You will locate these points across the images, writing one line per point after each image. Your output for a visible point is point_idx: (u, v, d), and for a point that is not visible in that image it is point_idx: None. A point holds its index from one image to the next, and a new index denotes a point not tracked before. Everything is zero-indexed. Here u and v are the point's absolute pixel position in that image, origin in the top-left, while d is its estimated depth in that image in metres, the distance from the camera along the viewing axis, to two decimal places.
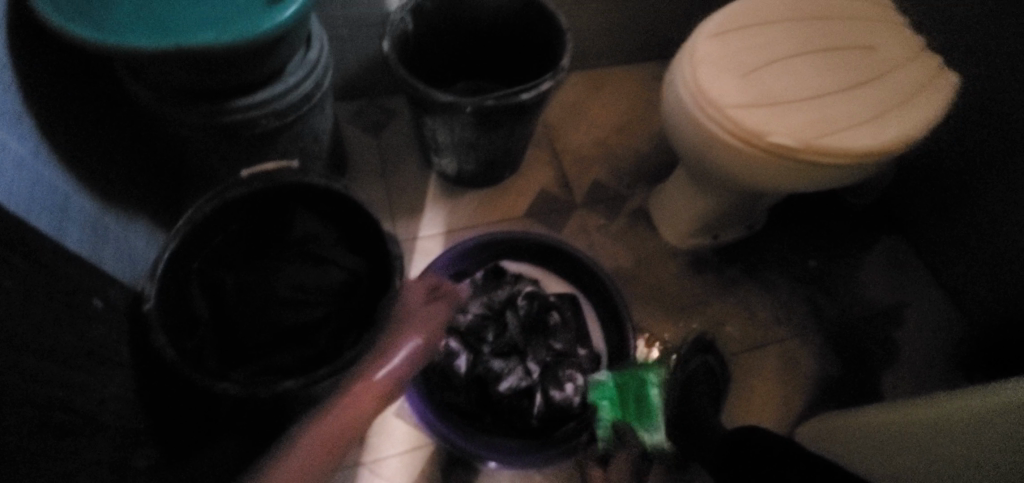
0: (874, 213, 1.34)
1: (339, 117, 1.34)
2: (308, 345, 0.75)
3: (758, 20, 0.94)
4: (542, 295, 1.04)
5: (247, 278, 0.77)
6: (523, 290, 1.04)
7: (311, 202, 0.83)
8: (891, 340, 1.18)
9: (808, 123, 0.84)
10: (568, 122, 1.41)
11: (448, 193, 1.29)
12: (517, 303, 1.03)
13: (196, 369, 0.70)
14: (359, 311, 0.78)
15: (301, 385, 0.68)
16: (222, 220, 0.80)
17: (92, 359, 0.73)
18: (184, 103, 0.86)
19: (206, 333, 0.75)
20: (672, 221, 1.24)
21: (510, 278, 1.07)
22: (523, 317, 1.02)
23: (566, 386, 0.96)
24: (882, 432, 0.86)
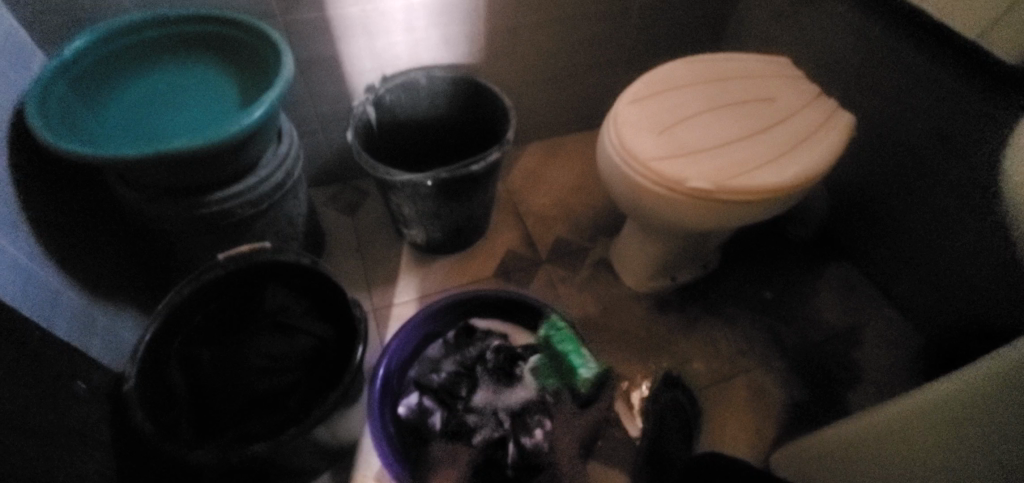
0: (820, 243, 1.43)
1: (317, 201, 1.45)
2: (280, 410, 0.81)
3: (669, 87, 1.09)
4: (508, 347, 1.11)
5: (223, 353, 0.84)
6: (492, 344, 1.11)
7: (283, 278, 0.92)
8: (852, 361, 1.23)
9: (720, 168, 0.96)
10: (529, 187, 1.53)
11: (420, 261, 1.37)
12: (487, 357, 1.09)
13: (171, 441, 0.75)
14: (327, 373, 0.84)
15: (270, 447, 0.73)
16: (199, 301, 0.88)
17: (81, 441, 0.76)
18: (167, 201, 0.96)
19: (184, 407, 0.81)
20: (631, 267, 1.32)
21: (480, 334, 1.14)
22: (492, 370, 1.08)
23: (535, 432, 1.01)
24: (842, 447, 0.89)
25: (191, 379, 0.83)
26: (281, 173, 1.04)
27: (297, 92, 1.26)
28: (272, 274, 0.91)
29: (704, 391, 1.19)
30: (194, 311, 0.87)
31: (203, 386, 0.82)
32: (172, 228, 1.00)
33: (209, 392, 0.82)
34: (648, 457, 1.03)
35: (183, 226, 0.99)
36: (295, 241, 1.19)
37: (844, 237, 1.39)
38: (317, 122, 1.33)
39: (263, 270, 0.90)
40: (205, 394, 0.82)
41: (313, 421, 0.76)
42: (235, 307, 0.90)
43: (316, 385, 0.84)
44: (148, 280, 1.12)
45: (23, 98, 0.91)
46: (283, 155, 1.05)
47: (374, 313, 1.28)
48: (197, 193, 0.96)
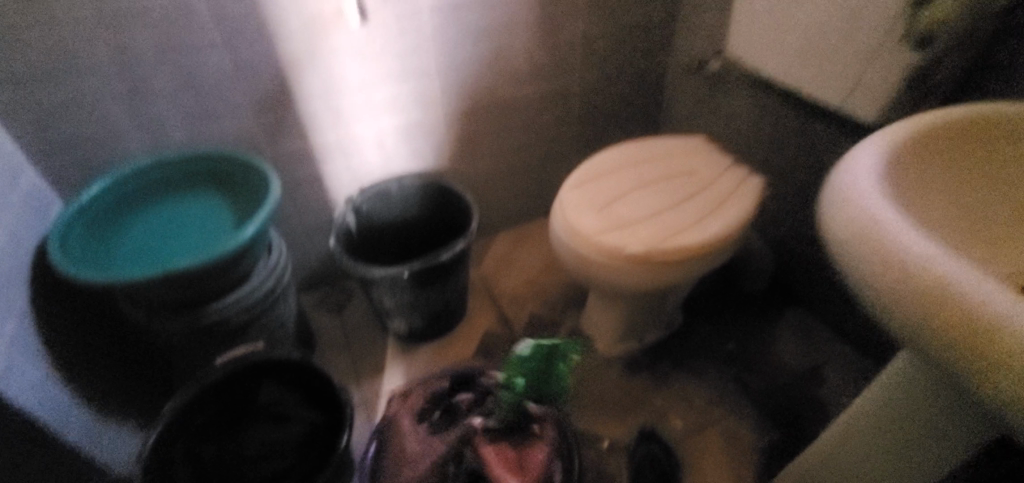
0: (771, 293, 1.55)
1: (307, 305, 1.57)
2: None
3: (604, 170, 1.27)
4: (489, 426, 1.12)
5: (221, 446, 0.96)
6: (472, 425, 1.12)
7: (278, 374, 1.01)
8: (817, 399, 1.31)
9: (652, 234, 1.11)
10: (502, 272, 1.67)
11: (405, 350, 1.47)
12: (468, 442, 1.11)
13: None
14: (321, 456, 0.93)
15: None
16: (200, 404, 0.95)
17: None
18: (171, 315, 1.08)
19: None
20: (600, 334, 1.42)
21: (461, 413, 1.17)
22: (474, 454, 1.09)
23: None
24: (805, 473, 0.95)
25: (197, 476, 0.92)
26: (273, 280, 1.18)
27: (283, 209, 1.43)
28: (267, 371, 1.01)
29: (682, 445, 1.24)
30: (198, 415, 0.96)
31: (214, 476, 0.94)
32: (177, 342, 1.12)
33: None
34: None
35: (189, 340, 1.12)
36: (287, 342, 1.30)
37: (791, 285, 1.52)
38: (303, 233, 1.49)
39: (261, 369, 1.00)
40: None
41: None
42: (233, 405, 0.99)
43: (311, 467, 0.93)
44: (154, 392, 1.22)
45: (44, 239, 1.06)
46: (275, 266, 1.19)
47: (363, 404, 1.35)
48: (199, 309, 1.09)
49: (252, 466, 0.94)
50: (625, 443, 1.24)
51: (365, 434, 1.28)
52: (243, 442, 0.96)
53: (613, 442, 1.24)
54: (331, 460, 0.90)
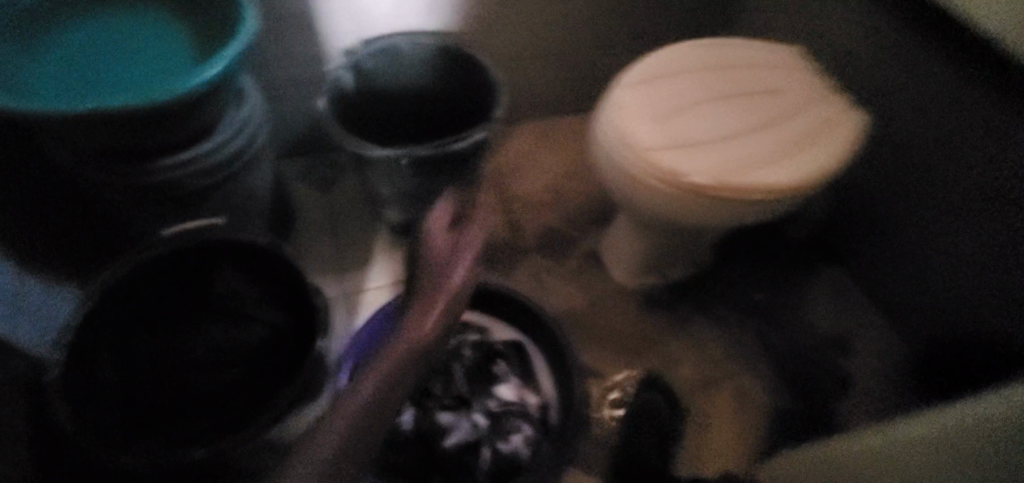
0: (815, 243, 1.36)
1: (286, 176, 1.33)
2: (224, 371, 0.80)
3: (674, 70, 1.00)
4: (487, 344, 1.04)
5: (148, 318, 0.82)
6: (469, 340, 1.04)
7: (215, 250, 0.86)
8: (845, 371, 1.19)
9: (720, 162, 0.88)
10: (520, 170, 1.45)
11: (401, 245, 1.28)
12: (463, 354, 1.02)
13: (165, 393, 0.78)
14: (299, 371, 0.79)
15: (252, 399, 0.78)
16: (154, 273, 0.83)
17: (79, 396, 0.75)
18: (118, 165, 0.88)
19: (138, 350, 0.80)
20: (622, 260, 1.27)
21: (457, 327, 1.07)
22: (467, 365, 1.01)
23: (512, 438, 0.94)
24: None
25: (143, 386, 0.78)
26: (241, 140, 0.95)
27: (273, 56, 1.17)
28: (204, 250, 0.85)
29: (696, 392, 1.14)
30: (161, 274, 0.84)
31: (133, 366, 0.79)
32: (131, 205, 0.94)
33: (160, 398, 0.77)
34: (628, 466, 1.00)
35: (149, 209, 0.95)
36: (258, 215, 1.10)
37: (841, 241, 1.32)
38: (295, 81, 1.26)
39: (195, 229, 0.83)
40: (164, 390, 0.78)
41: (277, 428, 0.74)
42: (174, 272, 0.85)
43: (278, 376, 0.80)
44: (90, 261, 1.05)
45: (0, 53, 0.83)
46: (246, 122, 0.96)
47: (346, 297, 1.19)
48: (154, 171, 0.89)
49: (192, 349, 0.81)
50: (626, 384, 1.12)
51: (345, 329, 1.15)
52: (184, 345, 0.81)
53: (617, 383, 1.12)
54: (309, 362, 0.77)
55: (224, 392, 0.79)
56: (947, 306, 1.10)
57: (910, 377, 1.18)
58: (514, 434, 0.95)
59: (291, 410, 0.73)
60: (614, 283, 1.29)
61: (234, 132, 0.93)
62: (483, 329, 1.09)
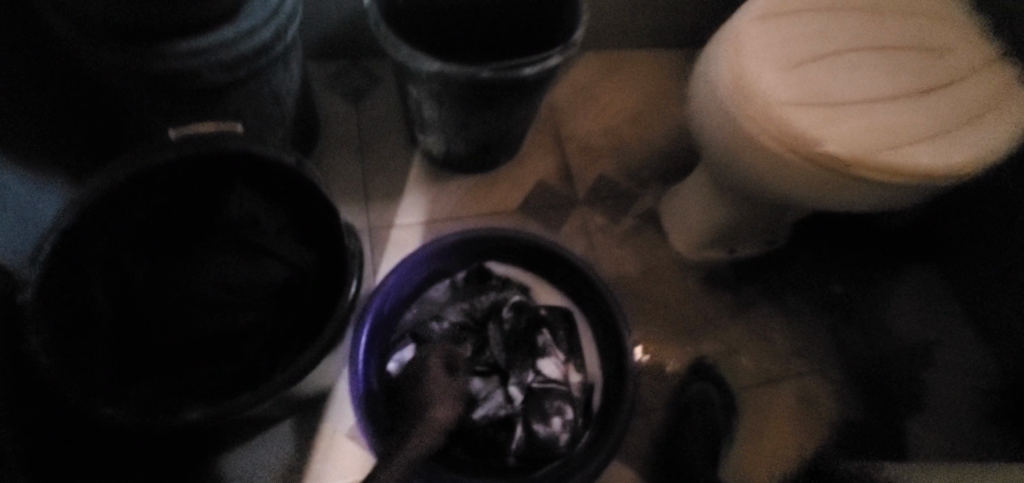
0: (909, 235, 1.20)
1: (315, 81, 1.16)
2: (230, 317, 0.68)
3: (811, 6, 0.78)
4: (530, 307, 0.92)
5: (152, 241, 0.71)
6: (510, 300, 0.92)
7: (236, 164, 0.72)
8: (916, 382, 1.08)
9: (865, 131, 0.69)
10: (578, 106, 1.26)
11: (437, 179, 1.12)
12: (502, 315, 0.91)
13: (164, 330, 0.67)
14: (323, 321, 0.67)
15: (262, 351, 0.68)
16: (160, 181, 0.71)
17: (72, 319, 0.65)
18: (117, 46, 0.72)
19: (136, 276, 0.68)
20: (687, 229, 1.10)
21: (496, 282, 0.95)
22: (507, 332, 0.89)
23: (553, 421, 0.84)
24: None
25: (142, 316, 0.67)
26: (268, 31, 0.77)
27: None
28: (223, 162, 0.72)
29: (750, 386, 1.04)
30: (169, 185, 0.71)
31: (125, 293, 0.67)
32: (133, 95, 0.79)
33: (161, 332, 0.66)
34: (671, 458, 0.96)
35: (155, 103, 0.80)
36: (282, 125, 0.94)
37: (944, 235, 1.17)
38: None
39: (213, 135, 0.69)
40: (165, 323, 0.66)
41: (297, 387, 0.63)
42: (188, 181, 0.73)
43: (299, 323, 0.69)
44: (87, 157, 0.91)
45: None
46: (275, 8, 0.78)
47: (371, 232, 1.05)
48: (162, 58, 0.73)
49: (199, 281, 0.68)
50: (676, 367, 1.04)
51: (368, 268, 1.02)
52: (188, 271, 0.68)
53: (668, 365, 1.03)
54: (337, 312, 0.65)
55: (234, 334, 0.68)
56: None
57: (982, 397, 1.08)
58: (555, 416, 0.85)
59: (313, 369, 0.62)
60: (673, 252, 1.14)
61: (260, 19, 0.76)
62: (525, 287, 0.97)
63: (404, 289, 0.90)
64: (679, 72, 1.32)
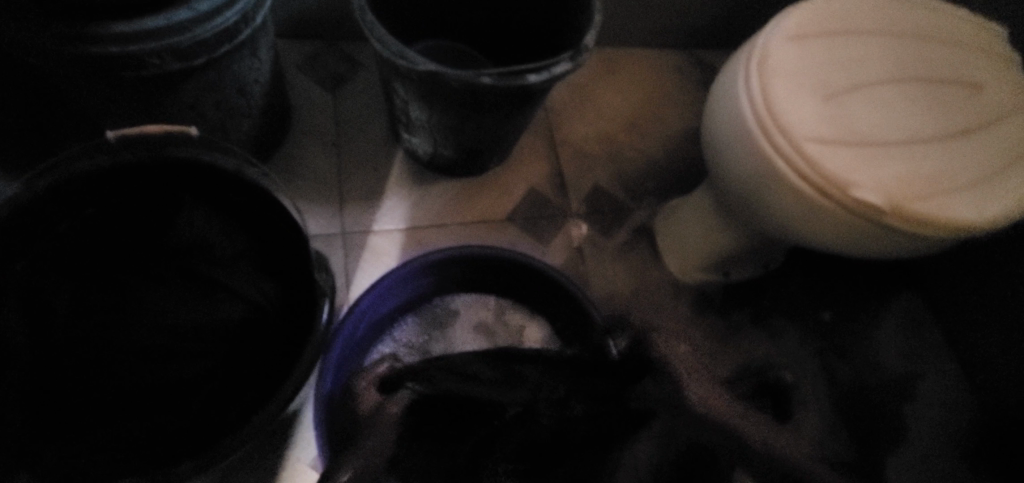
0: (814, 258, 1.14)
1: (287, 62, 1.04)
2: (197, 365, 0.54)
3: (844, 26, 0.72)
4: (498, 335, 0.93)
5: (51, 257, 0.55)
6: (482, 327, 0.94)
7: (190, 175, 0.60)
8: (902, 416, 1.03)
9: (902, 177, 0.64)
10: (575, 108, 1.18)
11: (419, 181, 1.03)
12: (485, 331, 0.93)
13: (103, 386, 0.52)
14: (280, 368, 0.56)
15: (241, 398, 0.55)
16: (105, 189, 0.58)
17: None
18: (43, 21, 0.59)
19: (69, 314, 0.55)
20: (681, 250, 1.05)
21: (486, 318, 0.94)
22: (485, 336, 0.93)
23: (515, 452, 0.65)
24: None
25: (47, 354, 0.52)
26: (234, 13, 0.65)
27: None
28: (175, 180, 0.60)
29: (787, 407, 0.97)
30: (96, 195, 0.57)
31: (79, 325, 0.53)
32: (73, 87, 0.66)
33: (70, 373, 0.52)
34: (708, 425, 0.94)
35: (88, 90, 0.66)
36: (247, 117, 0.83)
37: (850, 268, 1.14)
38: None
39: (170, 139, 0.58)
40: (80, 365, 0.52)
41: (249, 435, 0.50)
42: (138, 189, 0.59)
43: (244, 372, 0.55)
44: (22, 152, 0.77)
45: None
46: None
47: (345, 238, 0.95)
48: (91, 38, 0.59)
49: (146, 299, 0.54)
50: None
51: (339, 278, 0.92)
52: (136, 306, 0.54)
53: None
54: (298, 357, 0.55)
55: (191, 384, 0.54)
56: (993, 367, 1.03)
57: (973, 436, 1.01)
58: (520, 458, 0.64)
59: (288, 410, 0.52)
60: (665, 271, 1.09)
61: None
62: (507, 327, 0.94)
63: (385, 295, 0.83)
64: (677, 76, 1.26)
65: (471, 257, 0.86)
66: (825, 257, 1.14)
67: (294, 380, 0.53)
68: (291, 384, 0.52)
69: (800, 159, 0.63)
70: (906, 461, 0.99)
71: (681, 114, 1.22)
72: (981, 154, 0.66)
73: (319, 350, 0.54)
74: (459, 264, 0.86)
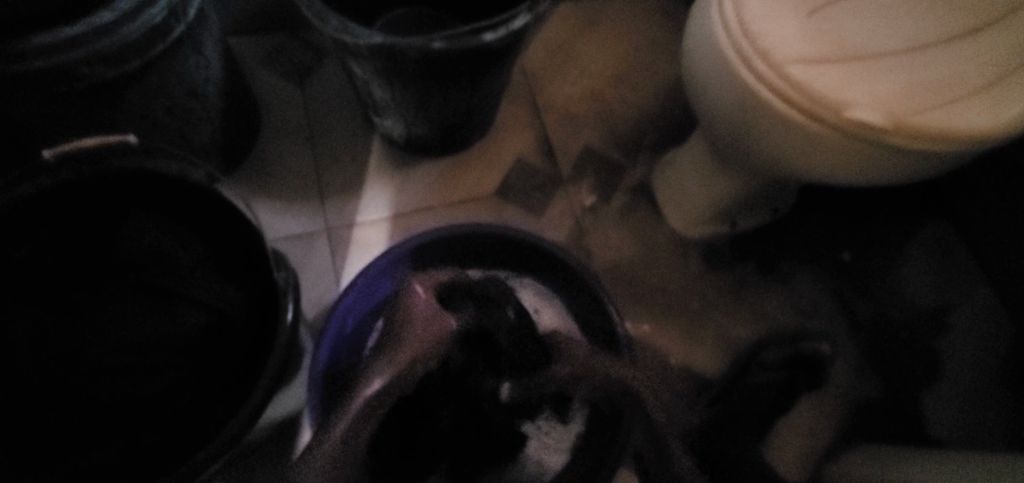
0: (828, 196, 1.06)
1: (250, 59, 1.00)
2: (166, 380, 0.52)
3: None
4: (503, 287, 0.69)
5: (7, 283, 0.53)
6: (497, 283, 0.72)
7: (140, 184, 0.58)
8: (934, 351, 0.96)
9: (899, 90, 0.58)
10: (555, 69, 1.12)
11: (398, 164, 0.99)
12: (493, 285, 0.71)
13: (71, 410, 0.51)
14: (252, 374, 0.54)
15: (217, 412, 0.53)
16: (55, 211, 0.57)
17: None
18: None
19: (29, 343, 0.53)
20: (682, 204, 0.98)
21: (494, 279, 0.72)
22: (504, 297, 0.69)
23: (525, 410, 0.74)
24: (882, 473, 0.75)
25: (7, 389, 0.50)
26: (161, 9, 0.62)
27: None
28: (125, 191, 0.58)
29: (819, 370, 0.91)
30: (49, 214, 0.56)
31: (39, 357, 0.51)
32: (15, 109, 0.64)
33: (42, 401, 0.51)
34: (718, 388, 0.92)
35: (31, 110, 0.64)
36: (206, 120, 0.80)
37: (867, 201, 1.06)
38: None
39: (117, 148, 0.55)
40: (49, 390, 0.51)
41: (226, 443, 0.49)
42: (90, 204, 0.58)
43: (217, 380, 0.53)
44: None
45: None
46: None
47: (330, 234, 0.93)
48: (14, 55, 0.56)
49: (102, 313, 0.53)
50: (702, 350, 0.95)
51: (328, 274, 0.90)
52: (92, 320, 0.52)
53: (664, 343, 0.95)
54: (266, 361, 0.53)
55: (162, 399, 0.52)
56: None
57: (1010, 362, 0.96)
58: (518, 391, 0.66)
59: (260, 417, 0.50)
60: (668, 228, 1.03)
61: None
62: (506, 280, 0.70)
63: (372, 289, 0.81)
64: (661, 21, 1.18)
65: (462, 238, 0.82)
66: (840, 193, 1.07)
67: (262, 383, 0.50)
68: (259, 389, 0.50)
69: (787, 83, 0.57)
70: (945, 404, 0.93)
71: (670, 61, 1.14)
72: (981, 57, 0.61)
73: (285, 350, 0.52)
74: (449, 247, 0.82)
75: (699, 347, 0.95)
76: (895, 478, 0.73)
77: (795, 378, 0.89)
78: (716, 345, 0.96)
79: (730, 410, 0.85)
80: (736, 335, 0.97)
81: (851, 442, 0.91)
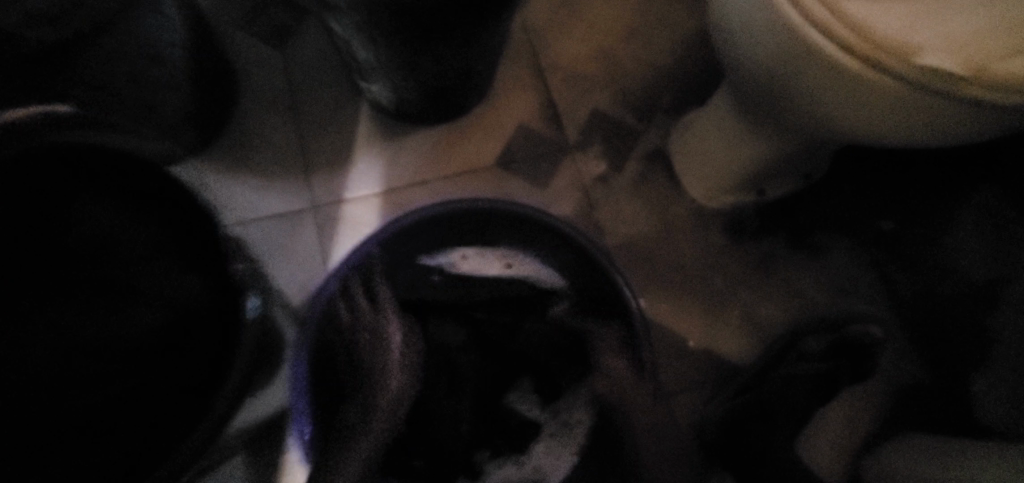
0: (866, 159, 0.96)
1: (224, 20, 0.91)
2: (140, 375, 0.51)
3: None
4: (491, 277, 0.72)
5: None
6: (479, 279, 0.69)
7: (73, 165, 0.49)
8: (983, 330, 0.87)
9: (981, 31, 0.47)
10: (561, 23, 1.01)
11: (389, 133, 0.90)
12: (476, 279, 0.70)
13: None
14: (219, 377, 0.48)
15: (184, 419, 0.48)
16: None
17: None
18: None
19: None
20: (703, 173, 0.89)
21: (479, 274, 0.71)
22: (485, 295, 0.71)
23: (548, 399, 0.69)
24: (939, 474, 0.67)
25: None
26: None
27: None
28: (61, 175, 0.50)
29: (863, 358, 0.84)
30: None
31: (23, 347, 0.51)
32: None
33: None
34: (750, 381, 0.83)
35: None
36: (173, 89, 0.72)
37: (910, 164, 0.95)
38: None
39: (48, 122, 0.46)
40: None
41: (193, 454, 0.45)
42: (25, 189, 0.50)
43: None
44: None
45: None
46: None
47: (317, 212, 0.85)
48: None
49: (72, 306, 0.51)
50: (725, 331, 0.88)
51: (316, 257, 0.83)
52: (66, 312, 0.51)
53: (683, 324, 0.87)
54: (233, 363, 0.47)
55: None
56: None
57: None
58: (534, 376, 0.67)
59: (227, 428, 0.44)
60: (687, 199, 0.93)
61: None
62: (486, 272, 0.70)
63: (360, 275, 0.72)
64: None
65: (454, 214, 0.73)
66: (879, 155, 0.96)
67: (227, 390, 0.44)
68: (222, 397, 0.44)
69: (843, 24, 0.47)
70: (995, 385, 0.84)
71: (689, 10, 1.02)
72: None
73: None
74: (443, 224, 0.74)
75: (721, 328, 0.88)
76: (943, 474, 0.66)
77: (837, 370, 0.81)
78: (740, 326, 0.88)
79: (760, 403, 0.78)
80: (762, 314, 0.89)
81: (893, 431, 0.84)
